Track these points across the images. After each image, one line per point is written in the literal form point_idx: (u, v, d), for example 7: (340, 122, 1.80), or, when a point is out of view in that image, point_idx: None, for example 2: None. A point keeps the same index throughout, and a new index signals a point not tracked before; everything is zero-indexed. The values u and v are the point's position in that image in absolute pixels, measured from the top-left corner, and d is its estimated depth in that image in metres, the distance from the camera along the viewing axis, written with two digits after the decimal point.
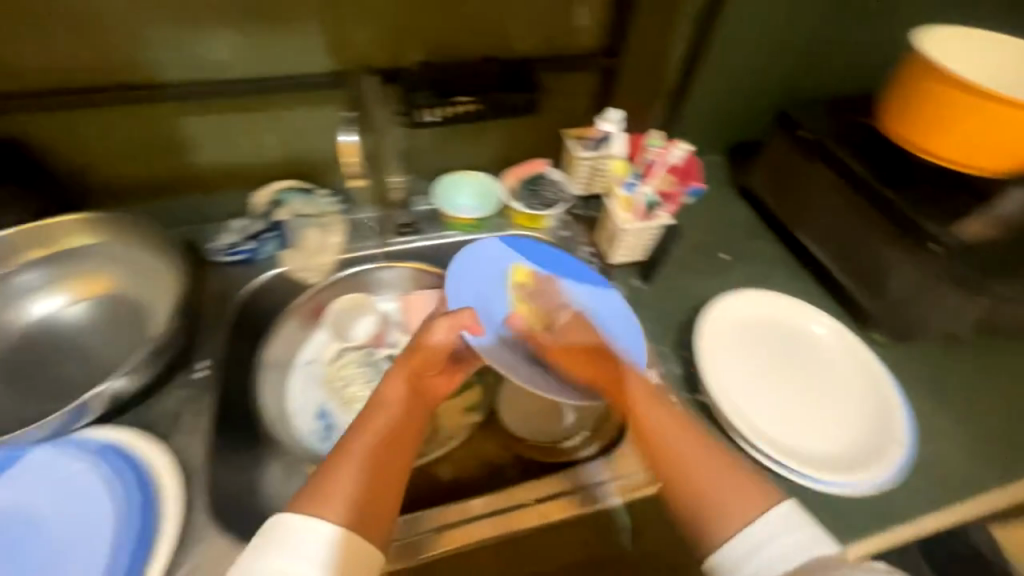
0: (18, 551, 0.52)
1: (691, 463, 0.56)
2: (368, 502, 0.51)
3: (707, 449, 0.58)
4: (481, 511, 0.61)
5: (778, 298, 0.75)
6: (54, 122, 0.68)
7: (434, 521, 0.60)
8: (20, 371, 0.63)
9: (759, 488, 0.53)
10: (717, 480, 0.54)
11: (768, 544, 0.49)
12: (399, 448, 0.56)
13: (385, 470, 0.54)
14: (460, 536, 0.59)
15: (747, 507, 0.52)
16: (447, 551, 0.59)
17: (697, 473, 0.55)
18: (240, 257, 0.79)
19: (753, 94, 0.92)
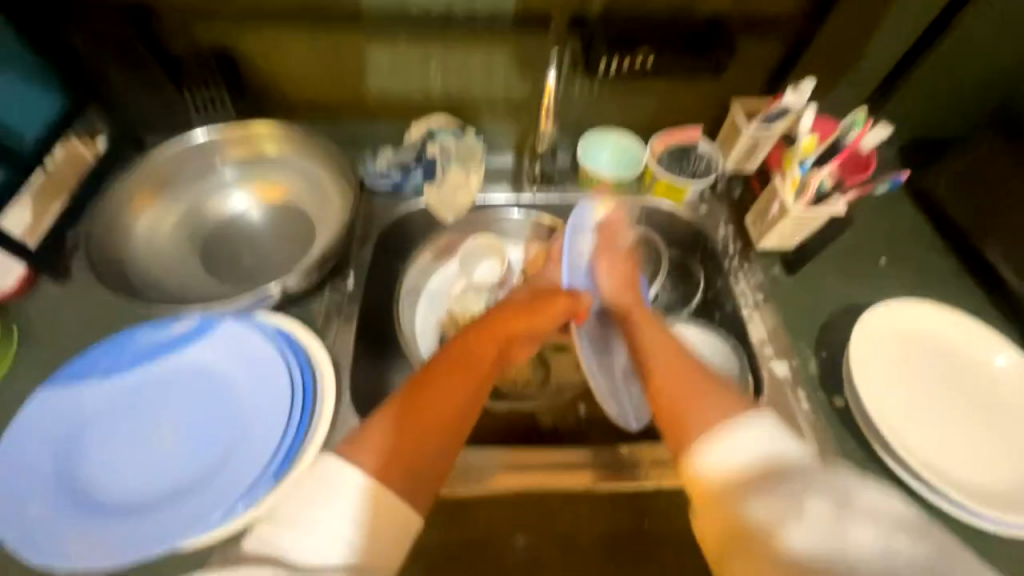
0: (210, 404, 0.59)
1: (670, 388, 0.50)
2: (399, 460, 0.43)
3: (698, 372, 0.51)
4: (528, 462, 0.63)
5: (953, 315, 0.67)
6: (262, 37, 0.74)
7: (482, 462, 0.63)
8: (213, 256, 0.72)
9: (734, 400, 0.47)
10: (693, 394, 0.48)
11: (742, 442, 0.42)
12: (459, 399, 0.50)
13: (440, 415, 0.48)
14: (518, 479, 0.62)
15: (722, 409, 0.45)
16: (488, 492, 0.61)
17: (678, 390, 0.49)
18: (389, 184, 0.83)
19: (959, 84, 0.81)
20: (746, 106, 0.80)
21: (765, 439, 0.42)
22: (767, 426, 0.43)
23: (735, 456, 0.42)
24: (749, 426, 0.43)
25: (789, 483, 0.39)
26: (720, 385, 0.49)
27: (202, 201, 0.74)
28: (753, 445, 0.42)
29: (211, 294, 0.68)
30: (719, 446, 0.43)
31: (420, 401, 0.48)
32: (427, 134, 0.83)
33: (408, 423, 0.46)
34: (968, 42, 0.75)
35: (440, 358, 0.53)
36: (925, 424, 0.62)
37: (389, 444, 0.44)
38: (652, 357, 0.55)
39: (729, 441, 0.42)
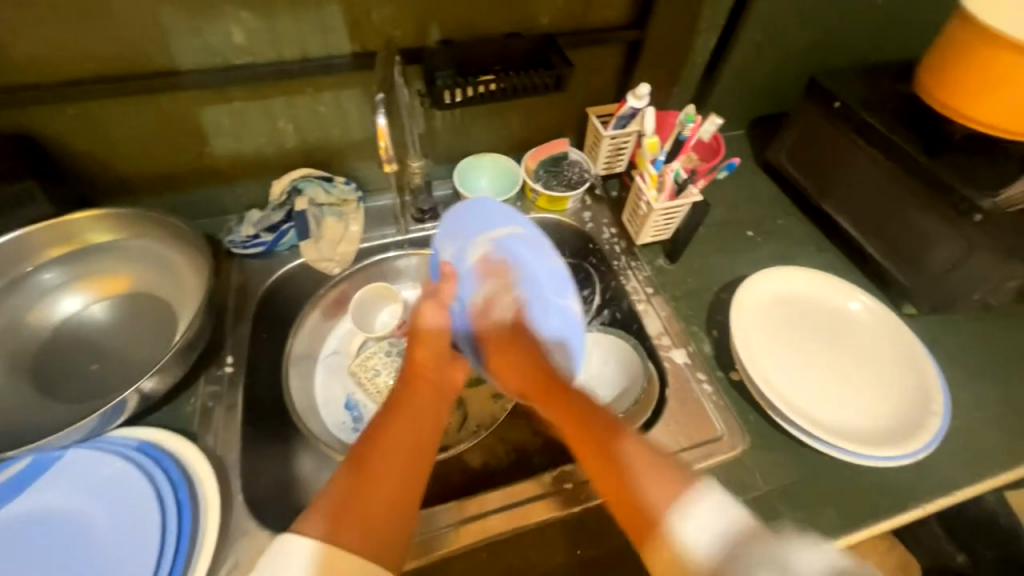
0: (58, 556, 0.50)
1: (614, 455, 0.49)
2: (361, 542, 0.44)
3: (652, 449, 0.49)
4: (489, 508, 0.58)
5: (815, 273, 0.74)
6: (66, 115, 0.65)
7: (443, 518, 0.57)
8: (47, 374, 0.61)
9: (682, 476, 0.46)
10: (653, 469, 0.47)
11: (700, 522, 0.41)
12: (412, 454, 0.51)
13: (394, 470, 0.49)
14: (474, 531, 0.57)
15: (680, 489, 0.44)
16: (452, 551, 0.56)
17: (638, 464, 0.48)
18: (258, 250, 0.77)
19: (778, 65, 0.90)
20: (601, 112, 0.84)
21: (717, 509, 0.42)
22: (719, 499, 0.42)
23: (698, 534, 0.41)
24: (707, 502, 0.42)
25: (744, 556, 0.38)
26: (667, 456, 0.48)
27: (22, 313, 0.64)
28: (705, 519, 0.41)
29: (48, 420, 0.58)
30: (682, 528, 0.42)
31: (367, 478, 0.48)
32: (292, 189, 0.78)
33: (361, 480, 0.48)
34: (775, 30, 0.84)
35: (384, 414, 0.54)
36: (807, 379, 0.68)
37: (344, 517, 0.45)
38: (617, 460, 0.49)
39: (688, 518, 0.42)
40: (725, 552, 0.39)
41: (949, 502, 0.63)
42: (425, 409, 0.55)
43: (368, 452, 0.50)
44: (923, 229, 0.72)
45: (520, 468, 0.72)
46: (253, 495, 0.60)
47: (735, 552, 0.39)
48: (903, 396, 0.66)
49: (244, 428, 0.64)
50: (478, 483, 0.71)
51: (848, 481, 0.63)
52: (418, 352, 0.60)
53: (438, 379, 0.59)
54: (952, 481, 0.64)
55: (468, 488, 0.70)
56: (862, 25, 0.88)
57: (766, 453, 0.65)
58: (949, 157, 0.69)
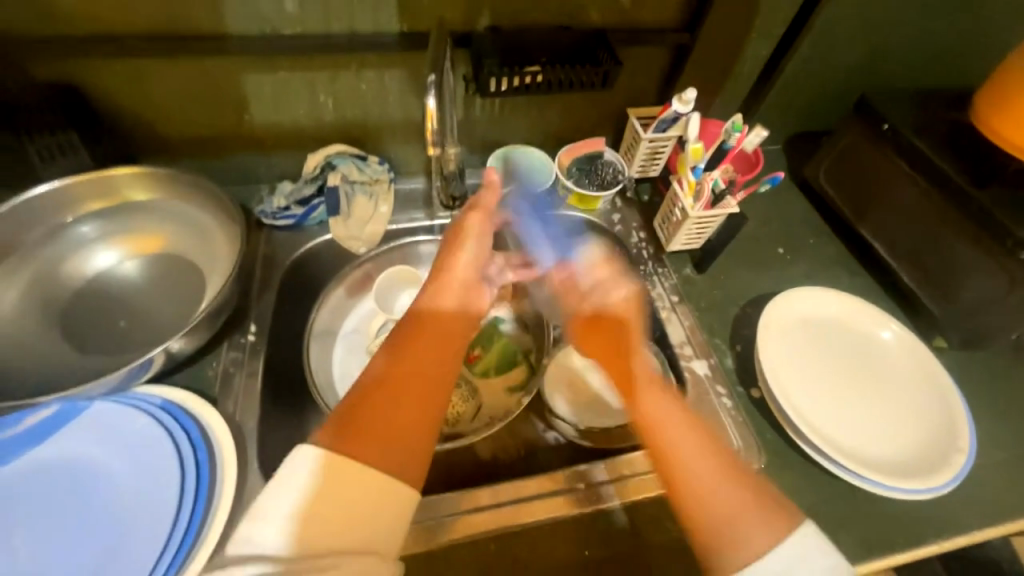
0: (81, 502, 0.51)
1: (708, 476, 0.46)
2: (378, 442, 0.44)
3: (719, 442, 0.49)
4: (493, 501, 0.59)
5: (845, 298, 0.73)
6: (114, 70, 0.65)
7: (449, 507, 0.58)
8: (78, 325, 0.62)
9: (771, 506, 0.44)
10: (711, 469, 0.47)
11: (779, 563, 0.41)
12: (422, 379, 0.49)
13: (408, 391, 0.48)
14: (473, 522, 0.58)
15: (753, 516, 0.44)
16: (459, 537, 0.57)
17: (719, 497, 0.45)
18: (288, 222, 0.77)
19: (826, 81, 0.88)
20: (641, 114, 0.83)
21: (815, 554, 0.42)
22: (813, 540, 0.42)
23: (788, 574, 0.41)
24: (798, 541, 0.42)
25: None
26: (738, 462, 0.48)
27: (57, 264, 0.65)
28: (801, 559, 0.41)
29: (75, 370, 0.59)
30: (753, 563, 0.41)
31: (375, 403, 0.46)
32: (326, 164, 0.78)
33: (374, 396, 0.46)
34: (826, 45, 0.82)
35: (406, 330, 0.53)
36: (827, 403, 0.67)
37: (361, 428, 0.44)
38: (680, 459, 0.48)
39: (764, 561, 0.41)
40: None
41: (964, 540, 0.62)
42: (441, 339, 0.53)
43: (391, 369, 0.49)
44: (963, 262, 0.70)
45: (529, 464, 0.72)
46: (266, 462, 0.61)
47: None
48: (928, 427, 0.65)
49: (262, 396, 0.65)
50: (488, 474, 0.71)
51: (862, 510, 0.62)
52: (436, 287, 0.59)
53: (461, 309, 0.58)
54: (969, 519, 0.63)
55: (476, 478, 0.70)
56: (917, 46, 0.86)
57: (782, 473, 0.64)
58: (998, 190, 0.67)
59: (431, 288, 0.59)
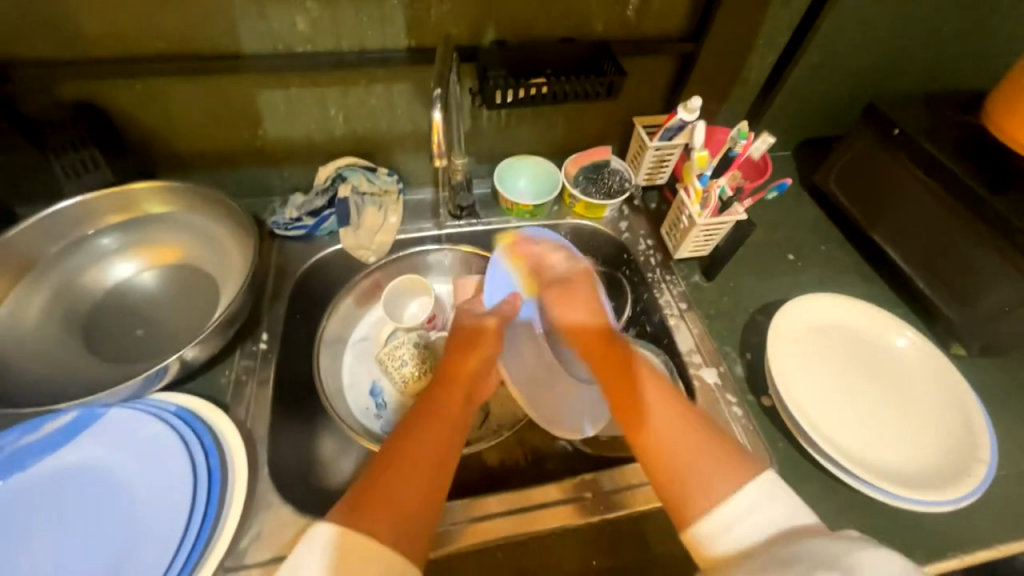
0: (96, 508, 0.52)
1: (678, 450, 0.50)
2: (411, 511, 0.45)
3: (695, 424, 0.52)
4: (500, 510, 0.59)
5: (857, 304, 0.72)
6: (134, 90, 0.68)
7: (455, 515, 0.58)
8: (97, 334, 0.64)
9: (738, 464, 0.48)
10: (690, 462, 0.49)
11: (735, 527, 0.44)
12: (441, 449, 0.50)
13: (427, 460, 0.49)
14: (478, 531, 0.58)
15: (726, 484, 0.46)
16: (465, 546, 0.57)
17: (688, 460, 0.49)
18: (299, 233, 0.79)
19: (833, 87, 0.88)
20: (647, 123, 0.83)
21: (762, 510, 0.44)
22: (768, 489, 0.45)
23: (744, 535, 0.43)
24: (745, 504, 0.44)
25: (797, 553, 0.39)
26: (722, 446, 0.50)
27: (79, 275, 0.67)
28: (749, 523, 0.44)
29: (94, 378, 0.61)
30: (710, 527, 0.45)
31: (400, 466, 0.47)
32: (336, 176, 0.80)
33: (391, 470, 0.47)
34: (833, 52, 0.82)
35: (421, 411, 0.54)
36: (841, 412, 0.65)
37: (387, 499, 0.45)
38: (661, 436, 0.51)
39: (729, 518, 0.44)
40: (762, 549, 0.42)
41: (988, 554, 0.60)
42: (456, 411, 0.55)
43: (417, 435, 0.50)
44: (979, 268, 0.69)
45: (537, 473, 0.72)
46: (277, 469, 0.62)
47: (788, 548, 0.40)
48: (947, 438, 0.63)
49: (273, 404, 0.66)
50: (496, 483, 0.71)
51: (879, 522, 0.61)
52: (465, 337, 0.64)
53: (468, 387, 0.58)
54: (992, 532, 0.61)
55: (484, 486, 0.70)
56: (927, 51, 0.85)
57: (795, 483, 0.63)
58: (1015, 195, 0.66)
59: (464, 332, 0.64)
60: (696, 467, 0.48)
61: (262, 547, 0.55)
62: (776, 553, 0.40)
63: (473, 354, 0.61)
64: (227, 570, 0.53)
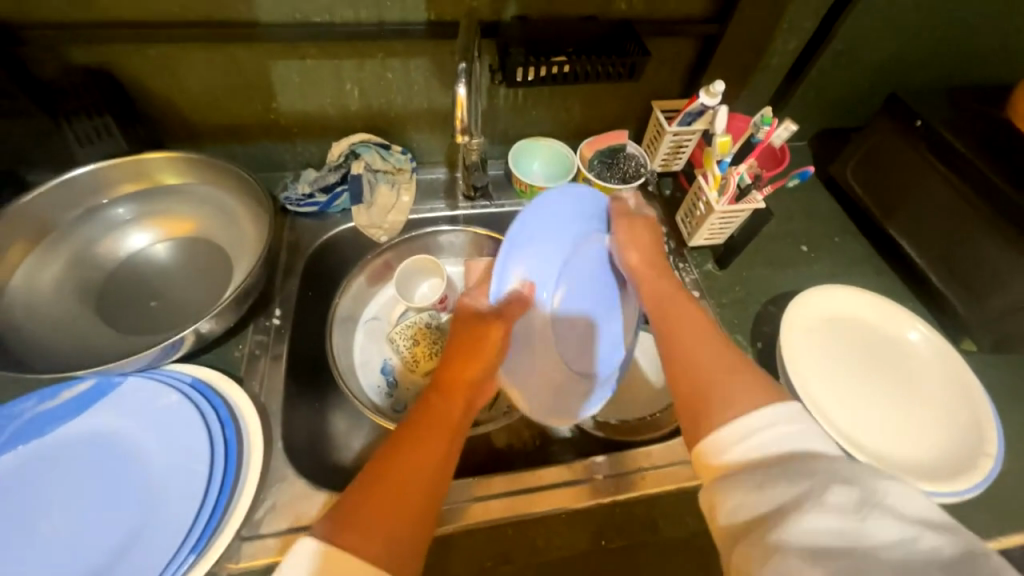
0: (115, 475, 0.53)
1: (705, 372, 0.49)
2: (403, 518, 0.42)
3: (730, 352, 0.51)
4: (505, 490, 0.60)
5: (869, 296, 0.72)
6: (147, 57, 0.67)
7: (461, 494, 0.59)
8: (112, 304, 0.64)
9: (768, 387, 0.46)
10: (725, 374, 0.48)
11: (760, 432, 0.42)
12: (440, 453, 0.48)
13: (427, 463, 0.46)
14: (482, 510, 0.59)
15: (752, 398, 0.45)
16: (471, 524, 0.58)
17: (709, 366, 0.49)
18: (312, 209, 0.78)
19: (856, 76, 0.86)
20: (666, 108, 0.82)
21: (791, 424, 0.42)
22: (796, 416, 0.42)
23: (764, 446, 0.41)
24: (776, 412, 0.43)
25: (805, 466, 0.38)
26: (753, 370, 0.48)
27: (93, 244, 0.67)
28: (776, 433, 0.42)
29: (109, 347, 0.61)
30: (726, 434, 0.43)
31: (397, 471, 0.45)
32: (350, 152, 0.79)
33: (388, 474, 0.45)
34: (858, 40, 0.80)
35: (422, 411, 0.52)
36: (849, 402, 0.66)
37: (379, 508, 0.42)
38: (689, 354, 0.51)
39: (750, 433, 0.42)
40: (769, 465, 0.40)
41: (989, 544, 0.61)
42: (457, 413, 0.52)
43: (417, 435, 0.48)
44: (994, 263, 0.69)
45: (544, 455, 0.73)
46: (289, 443, 0.62)
47: (792, 462, 0.39)
48: (954, 431, 0.63)
49: (286, 379, 0.66)
50: (504, 463, 0.72)
51: None
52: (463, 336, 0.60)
53: (474, 390, 0.56)
54: (994, 524, 0.62)
55: (492, 466, 0.71)
56: (953, 42, 0.84)
57: None
58: None
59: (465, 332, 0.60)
60: (717, 375, 0.48)
61: (278, 518, 0.56)
62: (778, 467, 0.39)
63: (477, 355, 0.58)
64: (243, 540, 0.54)
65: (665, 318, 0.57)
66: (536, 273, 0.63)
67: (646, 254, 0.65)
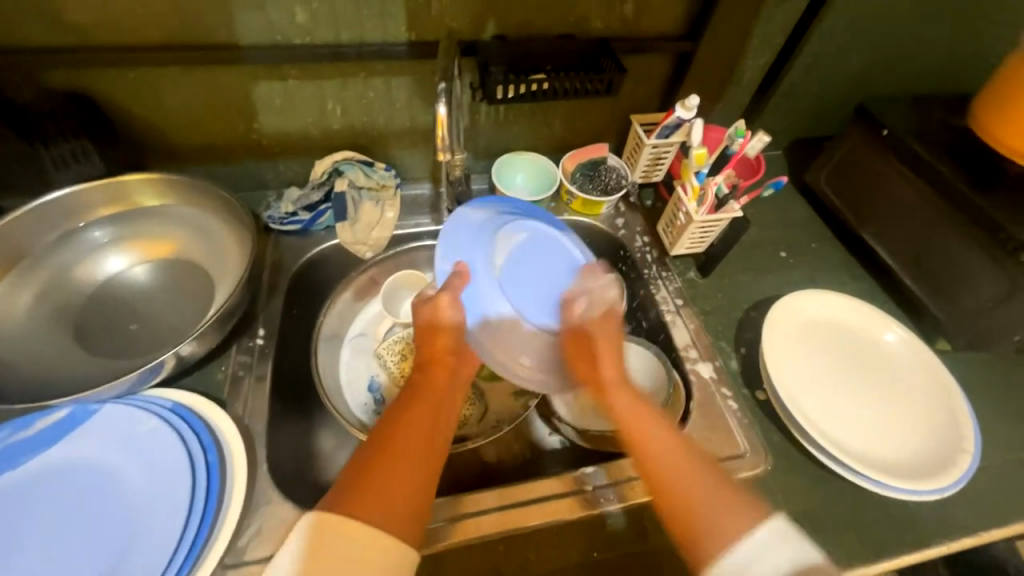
0: (91, 506, 0.51)
1: (678, 483, 0.49)
2: (404, 481, 0.46)
3: (693, 457, 0.51)
4: (493, 505, 0.59)
5: (846, 299, 0.74)
6: (126, 79, 0.66)
7: (448, 510, 0.58)
8: (89, 329, 0.63)
9: (740, 500, 0.47)
10: (697, 498, 0.48)
11: (743, 559, 0.43)
12: (429, 425, 0.52)
13: (416, 435, 0.50)
14: (469, 528, 0.58)
15: (733, 526, 0.45)
16: (458, 543, 0.57)
17: (688, 485, 0.49)
18: (296, 227, 0.78)
19: (825, 88, 0.90)
20: (644, 121, 0.84)
21: (780, 548, 0.42)
22: (777, 533, 0.43)
23: (751, 566, 0.42)
24: (757, 540, 0.43)
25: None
26: (735, 488, 0.48)
27: (68, 268, 0.66)
28: (761, 557, 0.42)
29: (86, 374, 0.59)
30: (731, 566, 0.43)
31: (391, 442, 0.49)
32: (333, 170, 0.79)
33: (384, 446, 0.49)
34: (825, 54, 0.84)
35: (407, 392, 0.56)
36: (831, 405, 0.67)
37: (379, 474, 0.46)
38: (653, 459, 0.51)
39: (736, 554, 0.43)
40: None
41: (971, 540, 0.62)
42: (441, 389, 0.57)
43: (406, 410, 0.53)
44: (962, 265, 0.71)
45: (535, 467, 0.72)
46: (275, 465, 0.61)
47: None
48: (932, 429, 0.65)
49: (271, 400, 0.65)
50: (495, 477, 0.71)
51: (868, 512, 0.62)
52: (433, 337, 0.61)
53: (454, 364, 0.61)
54: (974, 520, 0.63)
55: (482, 481, 0.71)
56: (914, 55, 0.88)
57: (788, 473, 0.64)
58: (998, 194, 0.68)
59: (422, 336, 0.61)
60: (697, 500, 0.48)
61: (263, 543, 0.54)
62: None
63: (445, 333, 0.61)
64: (227, 568, 0.52)
65: (650, 434, 0.53)
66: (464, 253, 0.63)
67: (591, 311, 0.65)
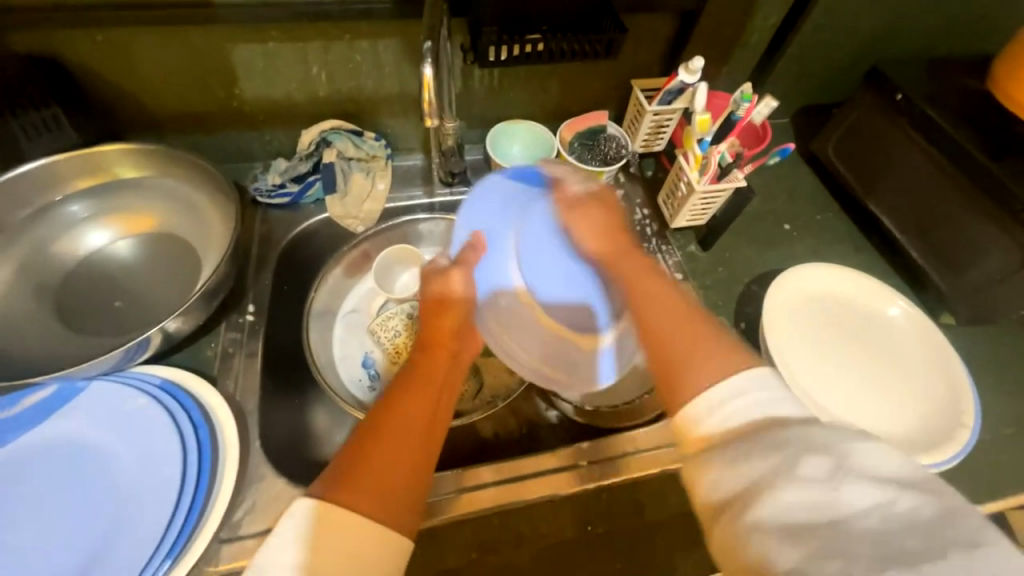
0: (83, 482, 0.51)
1: (668, 326, 0.46)
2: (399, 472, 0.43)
3: (694, 317, 0.47)
4: (489, 480, 0.59)
5: (851, 273, 0.72)
6: (95, 42, 0.62)
7: (448, 485, 0.59)
8: (73, 305, 0.62)
9: (736, 353, 0.41)
10: (686, 352, 0.43)
11: (729, 404, 0.37)
12: (427, 408, 0.49)
13: (413, 420, 0.47)
14: (466, 503, 0.58)
15: (721, 369, 0.40)
16: (456, 516, 0.57)
17: (677, 344, 0.44)
18: (283, 200, 0.75)
19: (837, 50, 0.85)
20: (646, 86, 0.80)
21: (760, 390, 0.37)
22: (765, 379, 0.38)
23: (734, 417, 0.37)
24: (744, 377, 0.38)
25: (778, 438, 0.34)
26: (724, 338, 0.44)
27: (48, 243, 0.64)
28: (747, 403, 0.37)
29: (73, 351, 0.58)
30: (701, 406, 0.38)
31: (386, 425, 0.45)
32: (321, 140, 0.76)
33: (380, 430, 0.45)
34: (839, 13, 0.79)
35: (407, 372, 0.53)
36: (830, 380, 0.66)
37: (375, 460, 0.43)
38: (652, 322, 0.47)
39: (720, 403, 0.38)
40: (745, 437, 0.35)
41: None
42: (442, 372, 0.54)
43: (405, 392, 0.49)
44: (972, 236, 0.69)
45: (531, 442, 0.72)
46: (269, 441, 0.61)
47: (768, 434, 0.35)
48: (932, 404, 0.64)
49: (262, 377, 0.64)
50: (491, 452, 0.71)
51: None
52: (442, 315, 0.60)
53: (455, 348, 0.58)
54: (969, 494, 0.63)
55: (478, 456, 0.71)
56: (934, 14, 0.82)
57: None
58: (1013, 161, 0.65)
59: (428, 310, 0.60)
60: (694, 347, 0.43)
61: (257, 519, 0.54)
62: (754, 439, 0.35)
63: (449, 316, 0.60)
64: (222, 542, 0.53)
65: (637, 290, 0.51)
66: (484, 224, 0.68)
67: (608, 236, 0.61)
